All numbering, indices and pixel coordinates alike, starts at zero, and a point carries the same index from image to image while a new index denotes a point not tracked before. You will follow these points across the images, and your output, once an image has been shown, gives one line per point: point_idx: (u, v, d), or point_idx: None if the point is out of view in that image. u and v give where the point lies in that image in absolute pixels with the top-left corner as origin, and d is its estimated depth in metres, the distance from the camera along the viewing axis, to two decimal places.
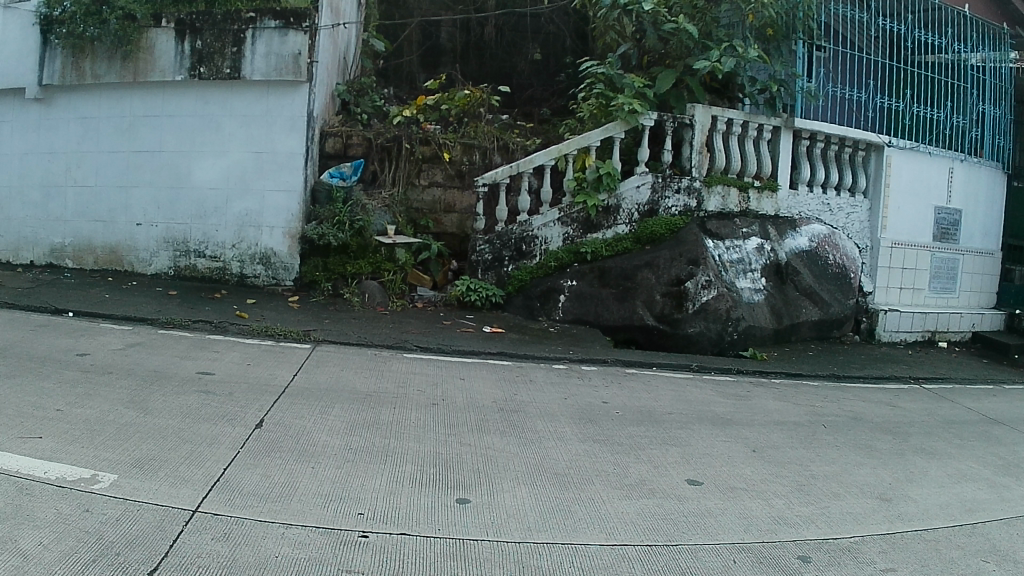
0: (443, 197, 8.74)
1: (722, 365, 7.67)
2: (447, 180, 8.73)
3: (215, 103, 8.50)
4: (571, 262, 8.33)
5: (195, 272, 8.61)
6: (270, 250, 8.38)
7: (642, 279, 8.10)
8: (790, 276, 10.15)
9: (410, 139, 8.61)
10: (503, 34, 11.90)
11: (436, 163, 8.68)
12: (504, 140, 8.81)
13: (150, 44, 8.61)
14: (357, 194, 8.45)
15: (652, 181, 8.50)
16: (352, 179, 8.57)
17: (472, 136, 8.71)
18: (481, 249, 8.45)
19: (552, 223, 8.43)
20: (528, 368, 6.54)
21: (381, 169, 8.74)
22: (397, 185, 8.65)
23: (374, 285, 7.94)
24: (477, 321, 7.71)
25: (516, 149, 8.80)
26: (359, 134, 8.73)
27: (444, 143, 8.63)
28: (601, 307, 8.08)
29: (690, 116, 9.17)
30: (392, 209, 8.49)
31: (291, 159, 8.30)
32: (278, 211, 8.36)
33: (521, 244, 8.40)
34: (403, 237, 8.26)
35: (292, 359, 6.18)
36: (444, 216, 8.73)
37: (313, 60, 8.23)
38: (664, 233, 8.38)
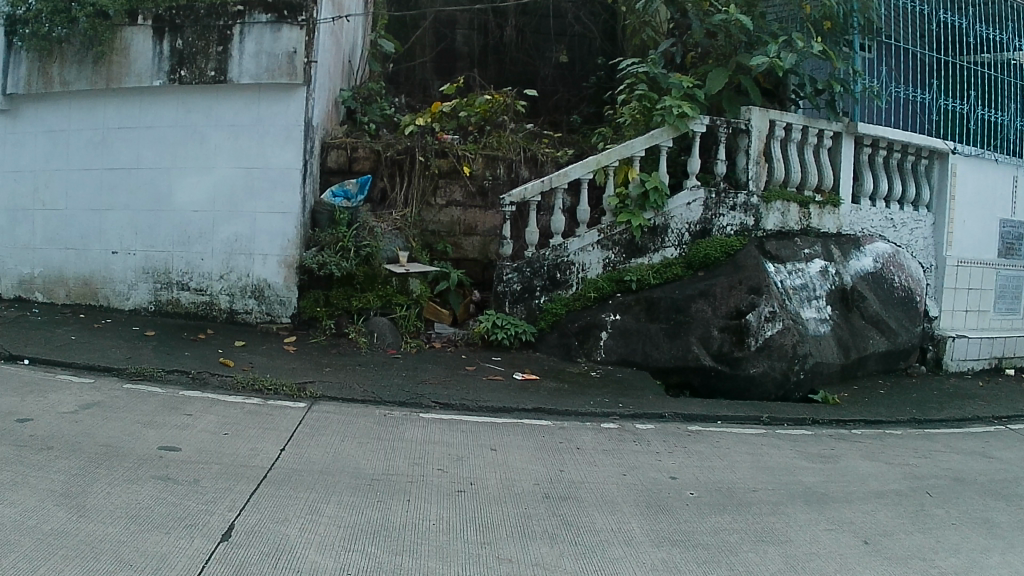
0: (463, 218, 7.43)
1: (794, 415, 6.47)
2: (467, 198, 7.45)
3: (199, 112, 7.26)
4: (614, 292, 7.10)
5: (179, 307, 7.41)
6: (263, 282, 7.12)
7: (696, 311, 6.90)
8: (856, 303, 8.93)
9: (424, 150, 7.36)
10: (524, 36, 10.75)
11: (454, 179, 7.41)
12: (531, 151, 7.53)
13: (125, 44, 7.43)
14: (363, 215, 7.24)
15: (705, 197, 7.28)
16: (358, 199, 7.27)
17: (494, 147, 7.47)
18: (509, 279, 7.15)
19: (591, 246, 7.20)
20: (571, 430, 5.33)
21: (393, 186, 7.49)
22: (410, 206, 7.37)
23: (384, 323, 6.72)
24: (506, 366, 6.50)
25: (548, 162, 7.52)
26: (366, 148, 7.47)
27: (462, 154, 7.38)
28: (649, 345, 6.87)
29: (746, 120, 7.92)
30: (403, 232, 7.23)
31: (286, 176, 7.05)
32: (272, 237, 7.08)
33: (555, 272, 7.16)
34: (417, 265, 7.02)
35: (282, 425, 4.99)
36: (465, 239, 7.44)
37: (311, 60, 6.97)
38: (720, 256, 7.16)
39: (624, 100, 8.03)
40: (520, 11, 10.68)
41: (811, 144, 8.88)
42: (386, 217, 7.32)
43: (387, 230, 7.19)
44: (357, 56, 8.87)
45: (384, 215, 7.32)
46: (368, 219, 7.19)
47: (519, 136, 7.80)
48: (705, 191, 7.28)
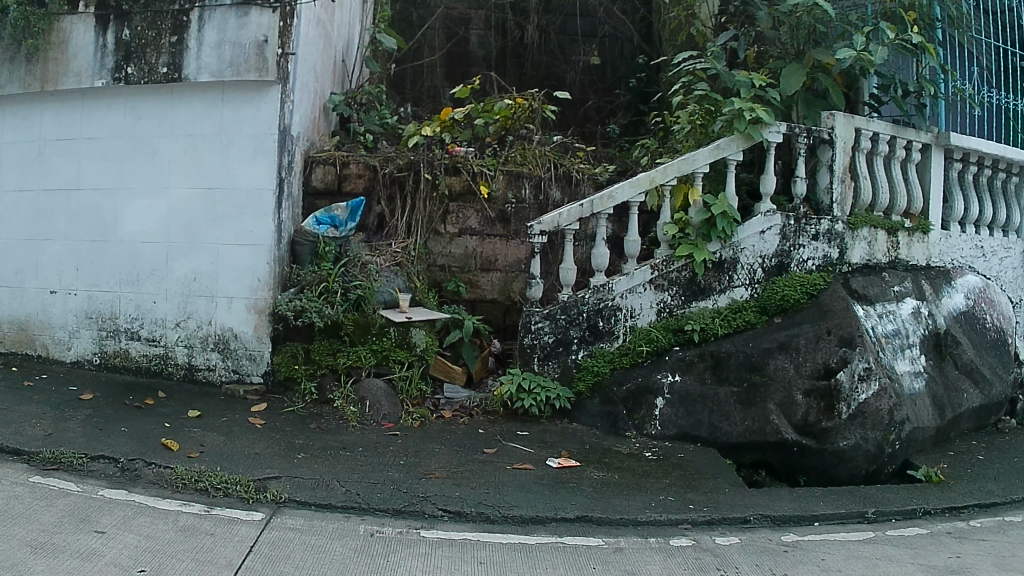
0: (481, 251, 5.87)
1: (903, 506, 4.87)
2: (485, 225, 5.86)
3: (151, 118, 5.76)
4: (671, 345, 5.61)
5: (130, 361, 5.94)
6: (229, 332, 5.60)
7: (774, 369, 5.39)
8: (942, 349, 7.28)
9: (431, 167, 5.87)
10: (548, 37, 9.27)
11: (469, 202, 5.86)
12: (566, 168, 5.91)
13: (63, 37, 5.94)
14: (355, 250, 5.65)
15: (782, 225, 5.83)
16: (348, 228, 5.70)
17: (519, 164, 5.89)
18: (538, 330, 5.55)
19: (642, 287, 5.69)
20: (630, 555, 3.82)
21: (396, 210, 5.93)
22: (415, 234, 5.86)
23: (380, 387, 5.10)
24: (536, 445, 4.99)
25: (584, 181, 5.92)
26: (361, 161, 5.89)
27: (478, 170, 5.82)
28: (717, 415, 5.37)
29: (829, 128, 6.43)
30: (403, 270, 5.70)
31: (256, 199, 5.45)
32: (238, 275, 5.52)
33: (597, 320, 5.64)
34: (422, 311, 5.36)
35: (225, 559, 3.51)
36: (482, 276, 5.88)
37: (289, 52, 5.42)
38: (800, 298, 5.64)
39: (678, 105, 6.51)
40: (542, 9, 9.21)
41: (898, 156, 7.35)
42: (383, 250, 5.78)
43: (378, 263, 5.66)
44: (354, 54, 7.35)
45: (383, 248, 5.79)
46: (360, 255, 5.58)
47: (550, 147, 6.21)
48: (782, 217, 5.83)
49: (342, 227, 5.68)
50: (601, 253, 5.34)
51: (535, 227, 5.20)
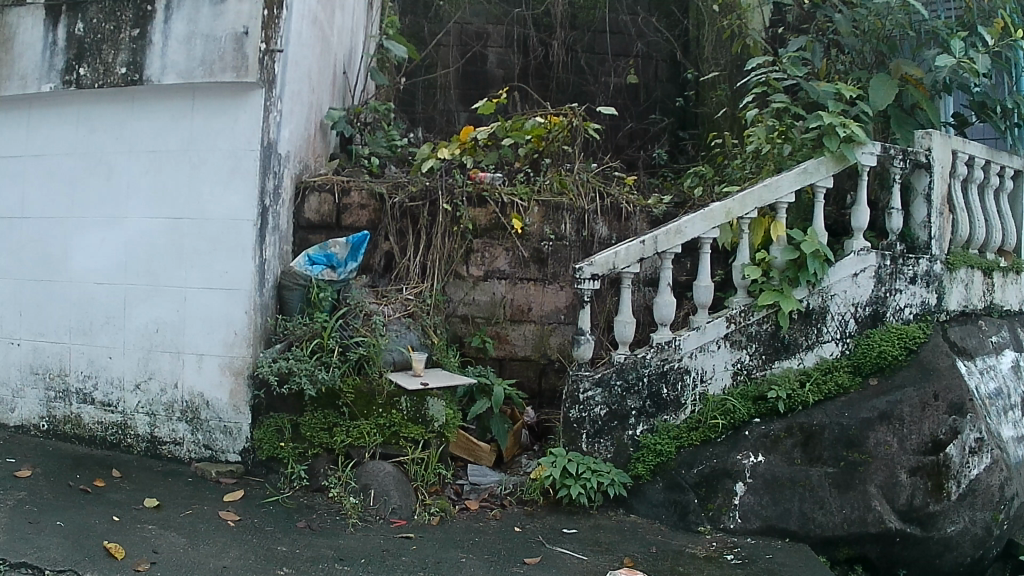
0: (509, 298, 4.74)
1: None
2: (516, 266, 4.73)
3: (109, 131, 4.68)
4: (751, 417, 4.45)
5: (81, 428, 4.83)
6: (198, 398, 4.48)
7: (876, 445, 4.30)
8: None
9: (452, 196, 4.72)
10: (575, 55, 8.22)
11: (497, 238, 4.73)
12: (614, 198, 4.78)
13: (9, 33, 4.90)
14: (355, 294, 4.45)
15: (878, 265, 4.70)
16: (348, 269, 4.46)
17: (557, 193, 4.76)
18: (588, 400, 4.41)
19: (712, 346, 4.50)
20: None
21: (408, 247, 4.79)
22: (429, 276, 4.72)
23: (389, 471, 3.98)
24: (593, 550, 3.82)
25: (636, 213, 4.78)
26: (362, 187, 4.78)
27: (507, 199, 4.70)
28: (810, 503, 4.23)
29: (926, 148, 5.30)
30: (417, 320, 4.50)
31: (231, 232, 4.33)
32: (208, 327, 4.39)
33: (660, 386, 4.45)
34: (443, 375, 4.20)
35: None
36: (513, 328, 4.75)
37: (276, 49, 4.35)
38: (902, 354, 4.53)
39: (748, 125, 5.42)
40: (568, 24, 8.16)
41: (993, 183, 6.05)
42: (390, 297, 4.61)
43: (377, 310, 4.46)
44: (359, 67, 6.26)
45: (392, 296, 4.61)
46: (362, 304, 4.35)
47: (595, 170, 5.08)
48: (878, 256, 4.69)
49: (339, 269, 4.44)
50: (665, 303, 4.23)
51: (586, 268, 4.07)
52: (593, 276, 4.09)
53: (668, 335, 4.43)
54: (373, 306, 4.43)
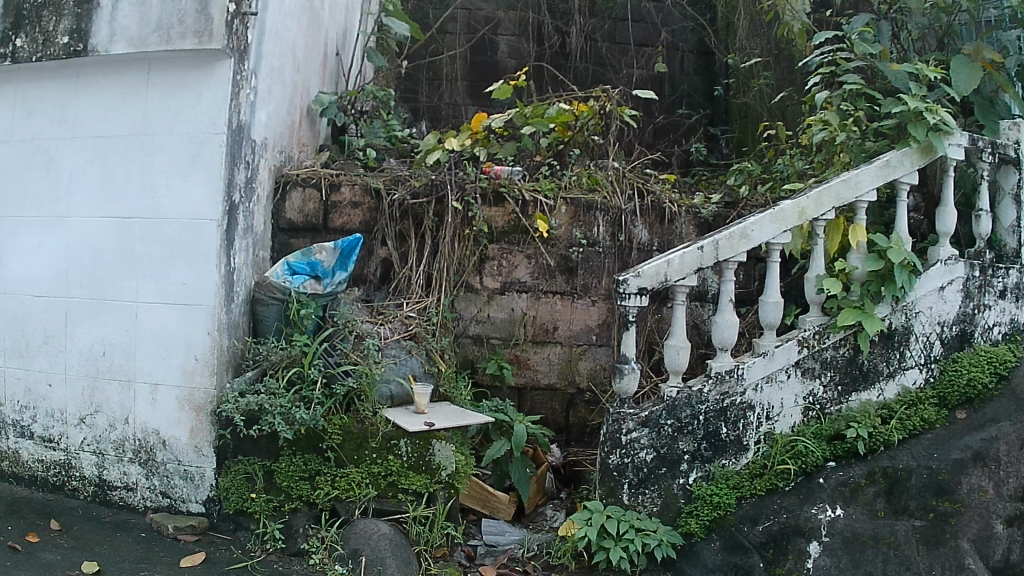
0: (530, 317, 3.94)
1: None
2: (540, 278, 3.93)
3: (51, 113, 3.89)
4: (825, 460, 3.65)
5: (20, 467, 4.05)
6: (153, 436, 3.69)
7: (969, 491, 3.51)
8: None
9: (464, 192, 3.90)
10: (595, 45, 7.43)
11: (518, 243, 3.93)
12: (656, 197, 3.96)
13: None
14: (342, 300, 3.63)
15: (967, 277, 3.94)
16: (337, 280, 3.59)
17: (587, 190, 3.94)
18: (633, 447, 3.48)
19: (780, 376, 3.68)
20: None
21: (409, 254, 3.98)
22: (436, 289, 3.92)
23: (383, 529, 3.12)
24: None
25: (683, 214, 3.97)
26: (354, 182, 3.97)
27: (529, 198, 3.91)
28: (896, 563, 3.39)
29: (1015, 140, 4.12)
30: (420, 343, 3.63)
31: (189, 235, 3.52)
32: (163, 351, 3.59)
33: (719, 423, 3.57)
34: (451, 411, 3.36)
35: None
36: (536, 351, 3.95)
37: (249, 12, 3.54)
38: (990, 381, 3.82)
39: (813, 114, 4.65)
40: (587, 10, 7.37)
41: None
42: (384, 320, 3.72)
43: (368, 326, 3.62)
44: (356, 49, 5.46)
45: (389, 319, 3.71)
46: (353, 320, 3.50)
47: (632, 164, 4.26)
48: (965, 265, 3.94)
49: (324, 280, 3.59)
50: (728, 324, 3.48)
51: (633, 280, 3.23)
52: (641, 292, 3.25)
53: (729, 362, 3.57)
54: (366, 320, 3.62)
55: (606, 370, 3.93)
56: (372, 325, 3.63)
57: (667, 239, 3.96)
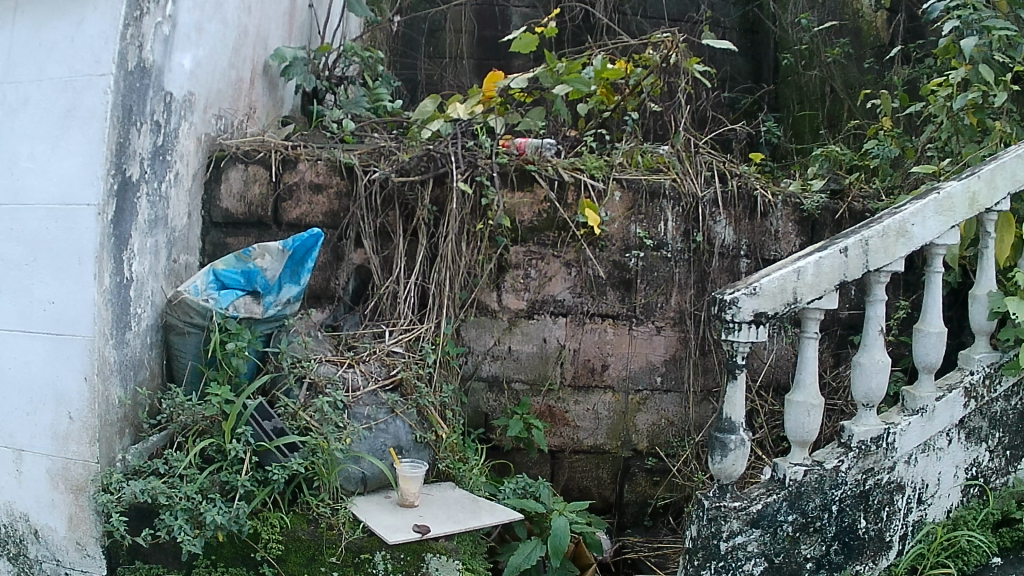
0: (569, 349, 2.70)
1: None
2: (584, 294, 2.69)
3: None
4: (994, 558, 2.40)
5: None
6: (20, 524, 2.50)
7: None
8: None
9: (475, 170, 2.64)
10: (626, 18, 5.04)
11: (552, 240, 2.67)
12: (744, 180, 2.78)
13: None
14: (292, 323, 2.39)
15: None
16: (294, 296, 2.42)
17: (643, 172, 2.76)
18: (742, 558, 2.27)
19: (939, 443, 2.50)
20: None
21: (395, 258, 2.73)
22: (433, 305, 2.65)
23: None
24: None
25: (782, 203, 2.78)
26: (315, 156, 2.72)
27: (570, 178, 2.65)
28: None
29: None
30: (400, 371, 2.33)
31: (64, 231, 2.32)
32: (30, 402, 2.40)
33: (857, 515, 2.37)
34: (456, 498, 2.20)
35: None
36: (576, 401, 2.73)
37: None
38: None
39: (941, 76, 3.46)
40: None
41: None
42: (342, 348, 2.42)
43: (327, 355, 2.36)
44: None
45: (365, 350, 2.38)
46: (307, 363, 2.25)
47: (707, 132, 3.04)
48: None
49: (266, 297, 2.40)
50: (871, 377, 2.38)
51: (747, 300, 2.06)
52: (759, 320, 2.08)
53: (877, 426, 2.39)
54: (320, 348, 2.37)
55: (674, 426, 2.77)
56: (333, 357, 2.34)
57: (759, 237, 2.78)
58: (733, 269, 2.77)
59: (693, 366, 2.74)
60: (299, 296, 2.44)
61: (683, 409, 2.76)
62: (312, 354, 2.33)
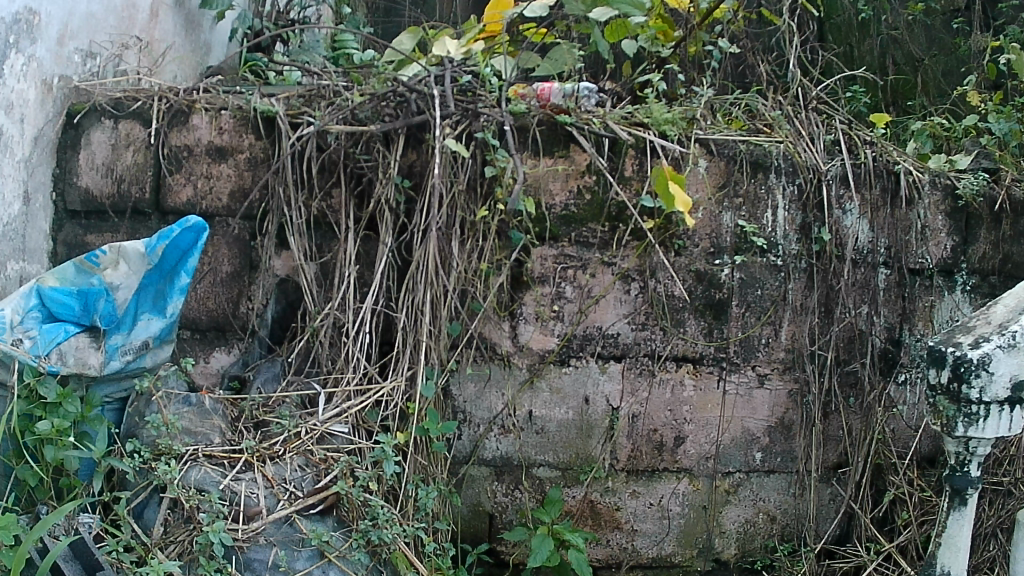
0: (625, 414, 1.65)
1: None
2: (650, 326, 1.63)
3: None
4: None
5: None
6: None
7: None
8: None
9: (475, 122, 1.55)
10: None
11: (597, 237, 1.60)
12: (879, 149, 1.79)
13: None
14: (157, 382, 1.39)
15: None
16: (170, 347, 1.48)
17: (740, 132, 1.73)
18: None
19: None
20: None
21: (342, 266, 1.58)
22: (399, 351, 1.52)
23: None
24: None
25: (931, 184, 1.78)
26: (216, 105, 1.70)
27: (627, 136, 1.59)
28: None
29: None
30: (335, 470, 1.34)
31: None
32: None
33: None
34: None
35: None
36: (633, 497, 1.68)
37: None
38: None
39: None
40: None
41: None
42: (244, 420, 1.42)
43: (214, 437, 1.37)
44: None
45: (274, 425, 1.39)
46: (168, 465, 1.28)
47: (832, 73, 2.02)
48: None
49: (110, 336, 1.40)
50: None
51: (1005, 360, 1.10)
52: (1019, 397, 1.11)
53: None
54: (205, 422, 1.38)
55: (777, 525, 1.75)
56: (220, 441, 1.36)
57: (902, 234, 1.76)
58: (868, 283, 1.76)
59: (815, 434, 1.72)
60: (164, 338, 1.45)
61: (789, 496, 1.75)
62: (184, 439, 1.35)
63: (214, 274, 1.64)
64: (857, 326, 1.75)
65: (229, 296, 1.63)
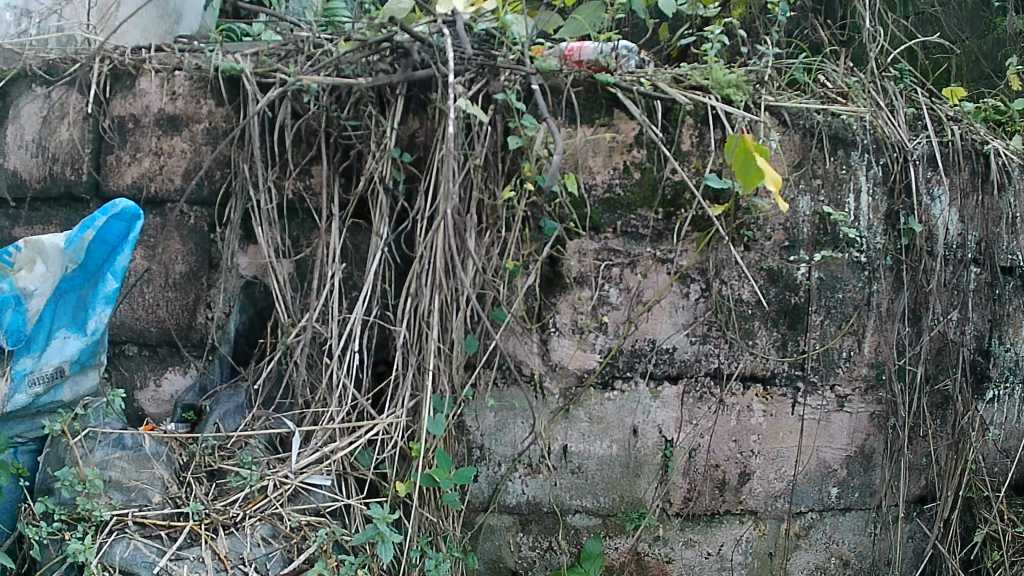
0: (683, 448, 1.32)
1: None
2: (714, 339, 1.31)
3: None
4: None
5: None
6: None
7: None
8: None
9: (494, 81, 1.23)
10: None
11: (647, 227, 1.27)
12: (965, 124, 1.46)
13: None
14: (76, 423, 1.10)
15: None
16: (98, 373, 1.18)
17: (813, 96, 1.41)
18: None
19: None
20: None
21: (325, 263, 1.25)
22: (397, 374, 1.20)
23: None
24: None
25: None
26: (169, 65, 1.37)
27: (686, 100, 1.26)
28: None
29: None
30: (312, 548, 1.06)
31: None
32: None
33: None
34: None
35: None
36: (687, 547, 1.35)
37: None
38: None
39: None
40: None
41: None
42: (194, 469, 1.12)
43: (153, 494, 1.07)
44: None
45: (232, 480, 1.10)
46: (84, 542, 0.99)
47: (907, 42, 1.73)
48: None
49: (18, 359, 1.08)
50: None
51: None
52: None
53: None
54: (142, 472, 1.09)
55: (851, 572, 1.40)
56: (161, 501, 1.06)
57: (996, 226, 1.44)
58: (959, 284, 1.41)
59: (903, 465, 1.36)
60: (84, 361, 1.14)
61: (867, 537, 1.40)
62: (112, 498, 1.05)
63: (165, 276, 1.33)
64: (946, 335, 1.41)
65: (183, 305, 1.33)
